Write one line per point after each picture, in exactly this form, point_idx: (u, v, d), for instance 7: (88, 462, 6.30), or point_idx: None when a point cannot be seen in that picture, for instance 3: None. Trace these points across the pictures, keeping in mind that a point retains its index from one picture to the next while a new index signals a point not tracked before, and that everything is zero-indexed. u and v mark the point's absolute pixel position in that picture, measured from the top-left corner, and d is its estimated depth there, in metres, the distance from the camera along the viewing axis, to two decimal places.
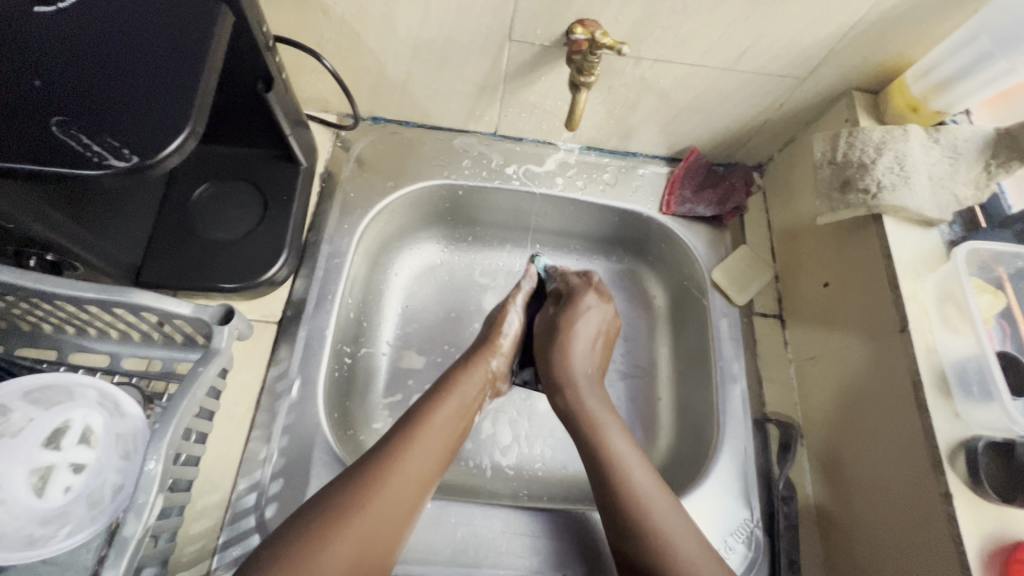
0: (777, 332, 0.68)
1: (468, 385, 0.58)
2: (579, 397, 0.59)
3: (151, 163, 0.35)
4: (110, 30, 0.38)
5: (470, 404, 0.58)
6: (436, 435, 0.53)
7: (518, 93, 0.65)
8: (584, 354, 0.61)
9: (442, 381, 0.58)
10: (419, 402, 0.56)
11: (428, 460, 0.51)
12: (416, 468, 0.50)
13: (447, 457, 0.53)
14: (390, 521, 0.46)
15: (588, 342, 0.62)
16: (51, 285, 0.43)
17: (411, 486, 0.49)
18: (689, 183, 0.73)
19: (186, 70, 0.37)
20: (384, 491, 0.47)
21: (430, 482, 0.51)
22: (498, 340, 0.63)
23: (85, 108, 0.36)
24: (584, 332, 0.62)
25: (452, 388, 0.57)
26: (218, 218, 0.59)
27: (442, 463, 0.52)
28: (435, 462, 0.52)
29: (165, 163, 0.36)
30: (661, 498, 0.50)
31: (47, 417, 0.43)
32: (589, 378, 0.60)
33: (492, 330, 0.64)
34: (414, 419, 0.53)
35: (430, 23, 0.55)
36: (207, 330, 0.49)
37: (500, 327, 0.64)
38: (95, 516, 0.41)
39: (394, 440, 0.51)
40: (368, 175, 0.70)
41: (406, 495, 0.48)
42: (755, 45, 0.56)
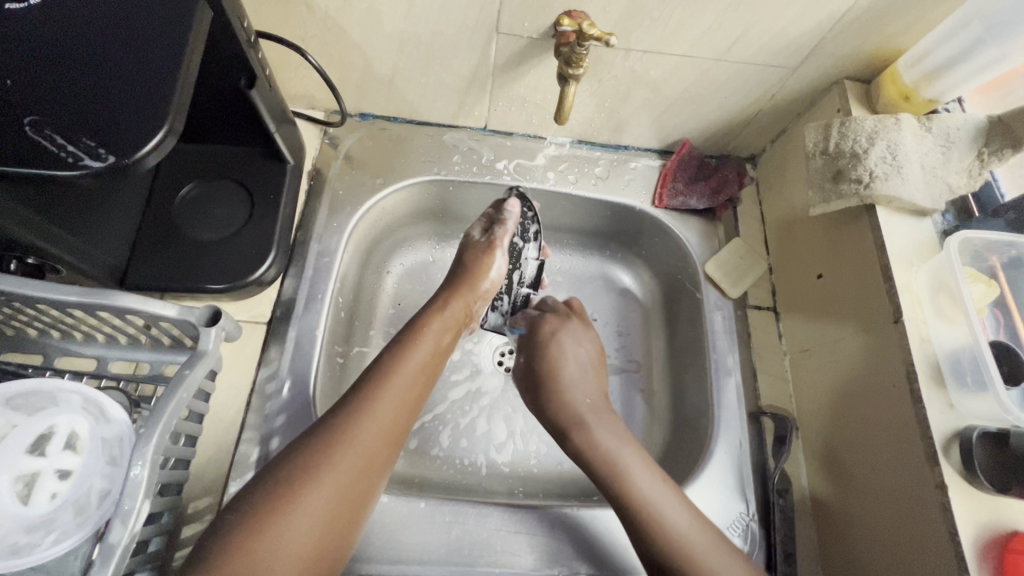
0: (771, 325, 0.67)
1: (444, 320, 0.57)
2: (590, 432, 0.56)
3: (131, 159, 0.34)
4: (87, 26, 0.37)
5: (445, 337, 0.57)
6: (412, 371, 0.52)
7: (507, 86, 0.64)
8: (578, 384, 0.60)
9: (415, 320, 0.57)
10: (388, 348, 0.54)
11: (405, 391, 0.51)
12: (389, 410, 0.49)
13: (421, 396, 0.53)
14: (362, 477, 0.46)
15: (578, 369, 0.62)
16: (33, 289, 0.43)
17: (383, 436, 0.47)
18: (681, 176, 0.73)
19: (165, 66, 0.37)
20: (350, 451, 0.45)
21: (404, 427, 0.50)
22: (483, 281, 0.62)
23: (58, 106, 0.35)
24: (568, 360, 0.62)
25: (424, 326, 0.56)
26: (204, 218, 0.58)
27: (418, 395, 0.52)
28: (405, 409, 0.50)
29: (145, 161, 0.35)
30: (633, 460, 0.53)
31: (30, 423, 0.42)
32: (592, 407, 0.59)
33: (477, 268, 0.62)
34: (384, 365, 0.51)
35: (415, 17, 0.55)
36: (194, 333, 0.49)
37: (484, 271, 0.62)
38: (81, 523, 0.41)
39: (354, 398, 0.48)
40: (357, 172, 0.69)
41: (376, 448, 0.47)
42: (745, 35, 0.55)
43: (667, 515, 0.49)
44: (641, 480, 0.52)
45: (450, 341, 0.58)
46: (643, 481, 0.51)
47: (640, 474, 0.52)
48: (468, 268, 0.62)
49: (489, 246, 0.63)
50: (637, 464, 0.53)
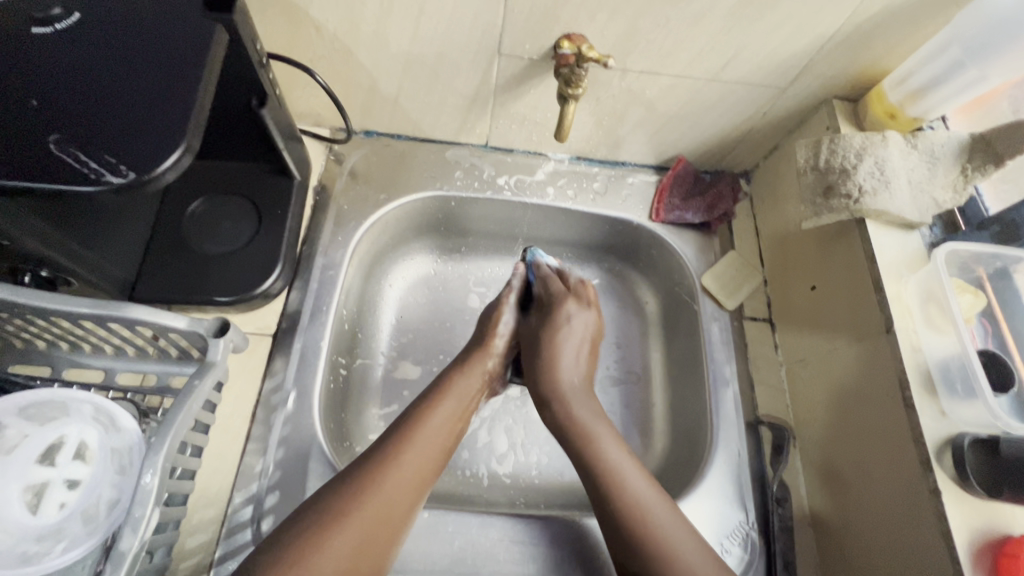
0: (767, 336, 0.68)
1: (467, 385, 0.58)
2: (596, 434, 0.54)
3: (151, 175, 0.36)
4: (110, 52, 0.39)
5: (467, 404, 0.58)
6: (441, 426, 0.54)
7: (508, 105, 0.67)
8: (572, 369, 0.60)
9: (443, 377, 0.58)
10: (418, 402, 0.56)
11: (430, 448, 0.52)
12: (417, 460, 0.50)
13: (441, 459, 0.53)
14: (388, 518, 0.46)
15: (575, 348, 0.61)
16: (47, 301, 0.44)
17: (413, 477, 0.49)
18: (677, 191, 0.75)
19: (183, 88, 0.38)
20: (380, 490, 0.47)
21: (427, 479, 0.51)
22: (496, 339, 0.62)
23: (80, 125, 0.36)
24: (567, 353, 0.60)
25: (450, 386, 0.57)
26: (212, 231, 0.60)
27: (441, 458, 0.53)
28: (433, 460, 0.52)
29: (161, 178, 0.37)
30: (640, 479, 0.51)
31: (42, 432, 0.43)
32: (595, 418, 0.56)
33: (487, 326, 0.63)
34: (415, 416, 0.54)
35: (421, 38, 0.57)
36: (201, 345, 0.50)
37: (495, 328, 0.63)
38: (90, 531, 0.41)
39: (387, 449, 0.50)
40: (361, 188, 0.71)
41: (401, 500, 0.48)
42: (737, 56, 0.58)
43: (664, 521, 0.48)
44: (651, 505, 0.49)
45: (469, 409, 0.58)
46: (640, 492, 0.50)
47: (645, 495, 0.50)
48: (480, 331, 0.63)
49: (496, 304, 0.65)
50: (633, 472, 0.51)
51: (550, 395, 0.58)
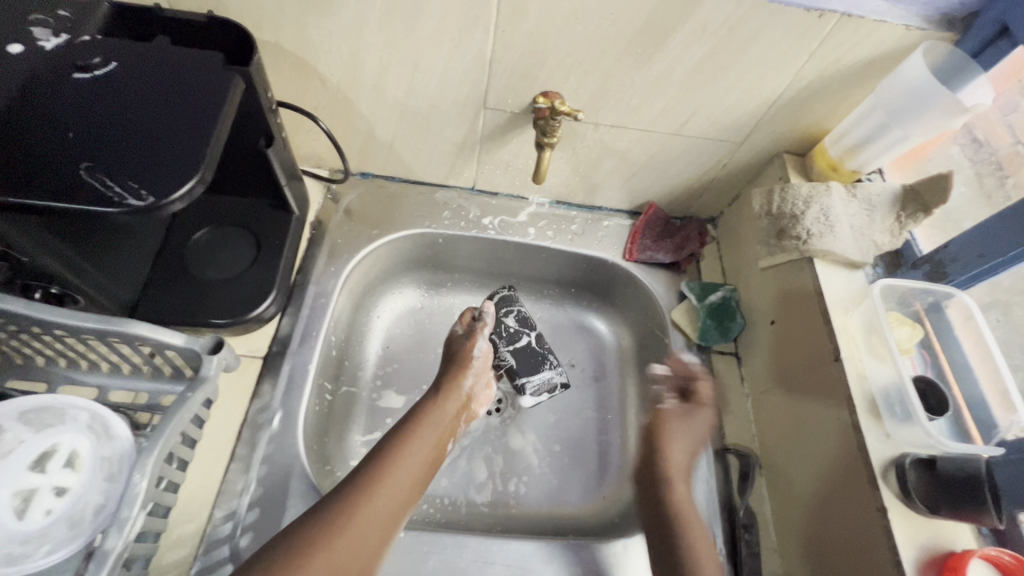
0: (734, 369, 0.72)
1: (439, 415, 0.62)
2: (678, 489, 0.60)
3: (163, 203, 0.40)
4: (140, 95, 0.45)
5: (442, 433, 0.62)
6: (416, 456, 0.57)
7: (493, 152, 0.73)
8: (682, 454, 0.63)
9: (424, 405, 0.63)
10: (395, 431, 0.59)
11: (407, 478, 0.55)
12: (401, 478, 0.55)
13: (418, 488, 0.56)
14: (377, 530, 0.50)
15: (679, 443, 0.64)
16: (55, 315, 0.48)
17: (398, 491, 0.54)
18: (649, 234, 0.81)
19: (202, 129, 0.44)
20: (369, 504, 0.51)
21: (403, 508, 0.54)
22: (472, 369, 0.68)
23: (109, 155, 0.41)
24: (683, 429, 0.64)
25: (426, 416, 0.61)
26: (213, 259, 0.64)
27: (419, 483, 0.57)
28: (408, 488, 0.55)
29: (174, 206, 0.41)
30: (694, 517, 0.58)
31: (37, 439, 0.45)
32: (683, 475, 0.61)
33: (463, 351, 0.69)
34: (394, 444, 0.57)
35: (415, 92, 0.64)
36: (196, 363, 0.53)
37: (469, 352, 0.69)
38: (74, 536, 0.43)
39: (365, 475, 0.53)
40: (356, 224, 0.76)
41: (375, 526, 0.50)
42: (695, 114, 0.65)
43: None
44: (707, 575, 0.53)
45: (444, 439, 0.62)
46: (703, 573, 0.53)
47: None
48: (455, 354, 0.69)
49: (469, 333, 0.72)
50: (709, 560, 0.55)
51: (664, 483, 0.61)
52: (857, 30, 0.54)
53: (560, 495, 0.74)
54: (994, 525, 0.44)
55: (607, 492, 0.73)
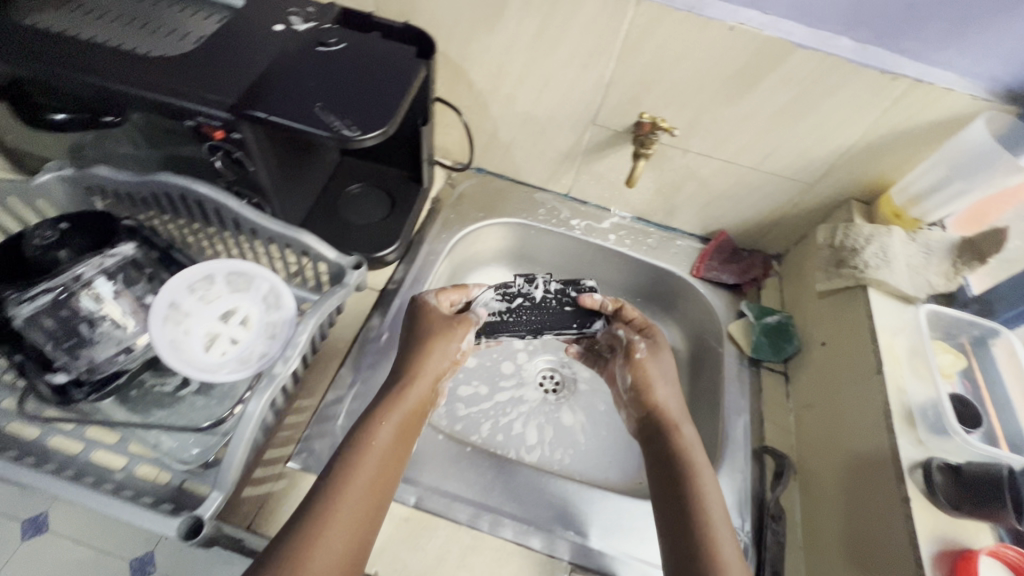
0: (780, 385, 0.78)
1: (407, 395, 0.61)
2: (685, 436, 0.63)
3: (361, 139, 0.55)
4: (356, 67, 0.62)
5: (413, 413, 0.61)
6: (386, 442, 0.56)
7: (592, 164, 0.87)
8: (670, 393, 0.68)
9: (386, 391, 0.61)
10: (363, 419, 0.58)
11: (379, 460, 0.55)
12: (364, 481, 0.53)
13: (397, 466, 0.56)
14: (367, 511, 0.51)
15: (666, 382, 0.69)
16: (257, 216, 0.65)
17: (364, 490, 0.52)
18: (716, 257, 0.90)
19: (394, 96, 0.60)
20: (350, 491, 0.51)
21: (387, 487, 0.54)
22: (444, 349, 0.66)
23: (331, 101, 0.58)
24: (666, 391, 0.68)
25: (395, 400, 0.60)
26: (357, 208, 0.80)
27: (393, 468, 0.56)
28: (386, 471, 0.55)
29: (366, 143, 0.56)
30: (706, 468, 0.60)
31: (230, 297, 0.61)
32: (681, 414, 0.66)
33: (437, 332, 0.66)
34: (362, 431, 0.56)
35: (540, 104, 0.80)
36: (339, 274, 0.68)
37: (449, 336, 0.67)
38: (242, 368, 0.56)
39: (337, 465, 0.53)
40: (467, 206, 0.91)
41: (360, 508, 0.51)
42: (773, 152, 0.76)
43: (717, 522, 0.55)
44: (711, 506, 0.56)
45: (418, 416, 0.61)
46: (709, 502, 0.56)
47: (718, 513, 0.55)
48: (429, 336, 0.66)
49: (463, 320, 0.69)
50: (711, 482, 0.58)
51: (672, 424, 0.64)
52: (926, 94, 0.63)
53: (600, 470, 0.81)
54: (1012, 524, 0.49)
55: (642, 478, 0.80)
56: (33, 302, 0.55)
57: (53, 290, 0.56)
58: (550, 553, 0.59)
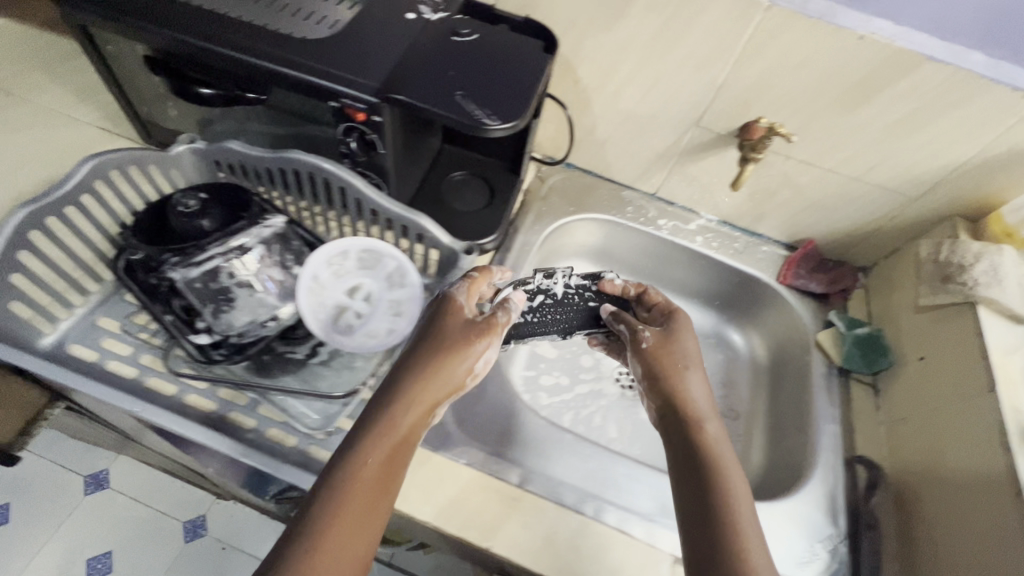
0: (869, 397, 0.78)
1: (400, 411, 0.50)
2: (714, 437, 0.54)
3: (495, 129, 0.57)
4: (489, 58, 0.64)
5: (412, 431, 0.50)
6: (370, 471, 0.46)
7: (687, 166, 0.88)
8: (697, 390, 0.58)
9: (371, 406, 0.51)
10: (346, 441, 0.48)
11: (364, 498, 0.45)
12: (339, 521, 0.43)
13: (387, 498, 0.46)
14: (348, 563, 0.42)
15: (693, 373, 0.59)
16: (378, 197, 0.67)
17: (340, 535, 0.42)
18: (804, 265, 0.89)
19: (526, 89, 0.61)
20: (331, 544, 0.42)
21: (374, 526, 0.44)
22: (456, 360, 0.53)
23: (467, 91, 0.60)
24: (703, 403, 0.57)
25: (386, 423, 0.49)
26: (458, 195, 0.82)
27: (383, 502, 0.46)
28: (364, 505, 0.44)
29: (497, 134, 0.58)
30: (739, 479, 0.50)
31: (357, 272, 0.63)
32: (712, 411, 0.57)
33: (451, 340, 0.54)
34: (343, 460, 0.47)
35: (645, 103, 0.81)
36: (449, 258, 0.70)
37: (450, 342, 0.54)
38: (372, 343, 0.60)
39: (312, 504, 0.44)
40: (557, 199, 0.92)
41: (338, 558, 0.42)
42: (881, 164, 0.76)
43: (754, 553, 0.45)
44: (750, 536, 0.46)
45: (416, 434, 0.50)
46: (745, 528, 0.46)
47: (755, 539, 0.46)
48: (435, 342, 0.54)
49: (488, 329, 0.57)
50: (746, 502, 0.49)
51: (699, 422, 0.55)
52: None
53: None
54: None
55: None
56: (204, 263, 0.62)
57: (221, 253, 0.62)
58: (652, 542, 0.61)
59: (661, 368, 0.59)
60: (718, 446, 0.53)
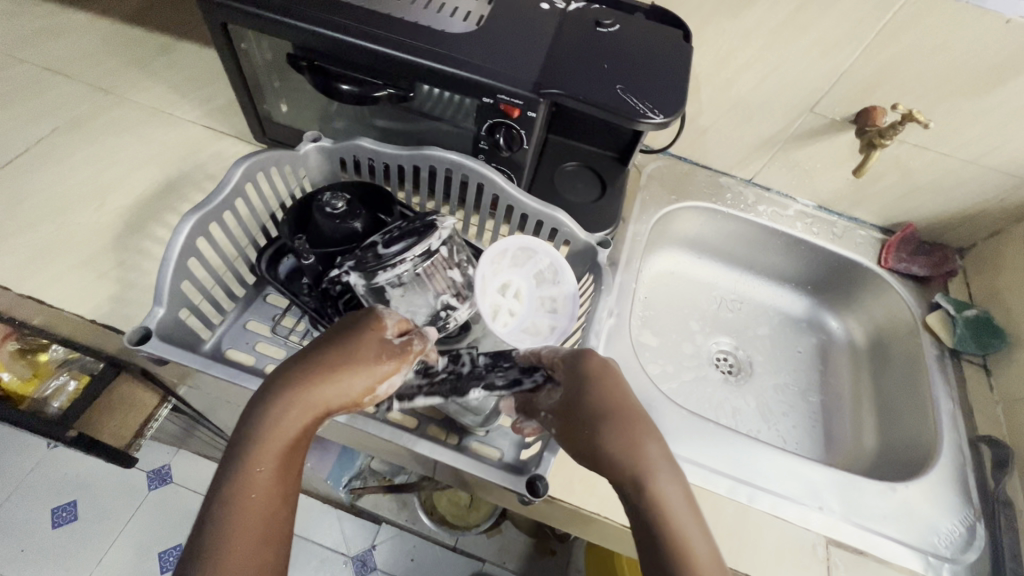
0: (982, 378, 0.80)
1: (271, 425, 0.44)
2: (670, 502, 0.41)
3: (656, 122, 0.57)
4: (637, 49, 0.63)
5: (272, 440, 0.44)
6: (256, 492, 0.42)
7: (792, 151, 0.87)
8: (639, 440, 0.43)
9: (280, 425, 0.44)
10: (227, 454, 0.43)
11: (247, 516, 0.41)
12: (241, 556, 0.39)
13: (274, 511, 0.42)
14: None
15: (652, 442, 0.44)
16: (518, 193, 0.67)
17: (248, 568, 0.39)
18: (904, 248, 0.90)
19: (678, 81, 0.61)
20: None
21: (267, 552, 0.41)
22: (375, 372, 0.48)
23: (622, 84, 0.60)
24: (663, 468, 0.42)
25: (274, 435, 0.43)
26: (572, 187, 0.81)
27: (273, 514, 0.42)
28: (247, 527, 0.40)
29: (653, 127, 0.58)
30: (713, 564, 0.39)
31: (512, 271, 0.64)
32: (670, 465, 0.43)
33: (353, 350, 0.47)
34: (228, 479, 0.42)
35: (759, 89, 0.80)
36: (583, 254, 0.69)
37: (348, 351, 0.47)
38: (536, 336, 0.60)
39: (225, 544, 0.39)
40: (657, 188, 0.92)
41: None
42: (1001, 146, 0.76)
43: None
44: None
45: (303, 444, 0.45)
46: None
47: None
48: (347, 354, 0.47)
49: (398, 352, 0.49)
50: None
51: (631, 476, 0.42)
52: None
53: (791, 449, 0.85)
54: None
55: (833, 459, 0.84)
56: (388, 270, 0.56)
57: (407, 259, 0.56)
58: (805, 525, 0.64)
59: (619, 424, 0.44)
60: (676, 516, 0.40)
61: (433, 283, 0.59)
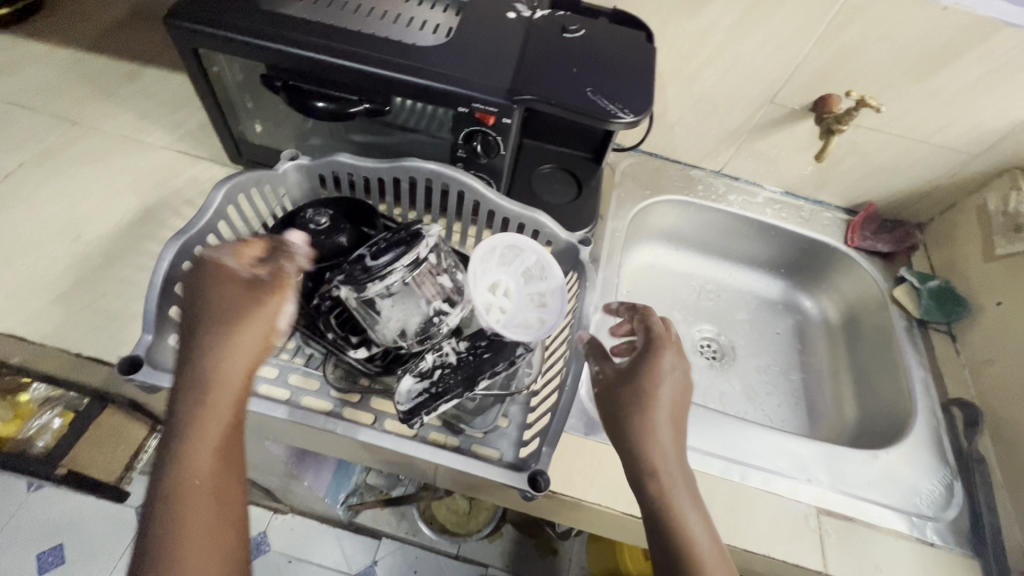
0: (949, 344, 0.84)
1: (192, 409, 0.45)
2: (673, 491, 0.45)
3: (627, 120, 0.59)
4: (602, 52, 0.66)
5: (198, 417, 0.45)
6: (200, 468, 0.44)
7: (756, 141, 0.91)
8: (659, 430, 0.47)
9: (199, 404, 0.45)
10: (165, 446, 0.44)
11: (198, 495, 0.43)
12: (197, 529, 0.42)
13: (222, 480, 0.44)
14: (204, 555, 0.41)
15: (667, 430, 0.47)
16: (498, 197, 0.68)
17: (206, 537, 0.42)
18: (868, 227, 0.94)
19: (644, 80, 0.63)
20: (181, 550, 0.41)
21: (228, 516, 0.44)
22: (263, 319, 0.49)
23: (591, 87, 0.62)
24: (675, 462, 0.46)
25: (204, 417, 0.45)
26: (549, 189, 0.83)
27: (221, 483, 0.44)
28: (201, 501, 0.43)
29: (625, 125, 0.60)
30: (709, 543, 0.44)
31: (500, 269, 0.65)
32: (676, 455, 0.47)
33: (237, 310, 0.48)
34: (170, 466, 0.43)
35: (721, 84, 0.83)
36: (566, 253, 0.71)
37: (238, 311, 0.48)
38: (525, 331, 0.62)
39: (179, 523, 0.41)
40: (631, 185, 0.95)
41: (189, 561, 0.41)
42: (948, 125, 0.81)
43: None
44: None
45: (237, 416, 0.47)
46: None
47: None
48: (231, 311, 0.48)
49: (278, 286, 0.50)
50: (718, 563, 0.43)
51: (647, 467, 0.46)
52: None
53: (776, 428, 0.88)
54: None
55: (817, 433, 0.87)
56: (379, 280, 0.55)
57: (397, 269, 0.56)
58: (795, 497, 0.66)
59: (642, 416, 0.47)
60: (680, 506, 0.44)
61: (422, 290, 0.58)
